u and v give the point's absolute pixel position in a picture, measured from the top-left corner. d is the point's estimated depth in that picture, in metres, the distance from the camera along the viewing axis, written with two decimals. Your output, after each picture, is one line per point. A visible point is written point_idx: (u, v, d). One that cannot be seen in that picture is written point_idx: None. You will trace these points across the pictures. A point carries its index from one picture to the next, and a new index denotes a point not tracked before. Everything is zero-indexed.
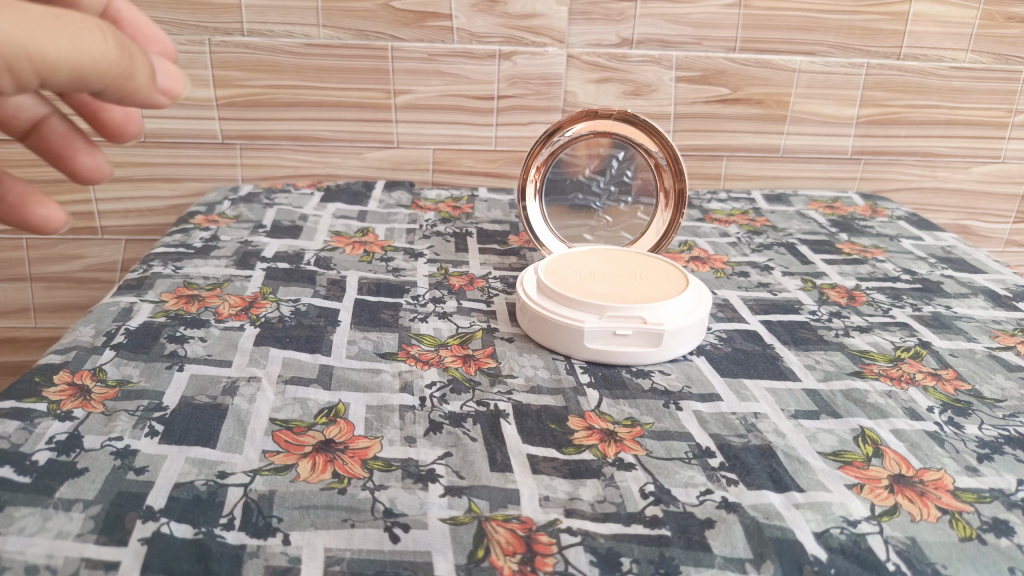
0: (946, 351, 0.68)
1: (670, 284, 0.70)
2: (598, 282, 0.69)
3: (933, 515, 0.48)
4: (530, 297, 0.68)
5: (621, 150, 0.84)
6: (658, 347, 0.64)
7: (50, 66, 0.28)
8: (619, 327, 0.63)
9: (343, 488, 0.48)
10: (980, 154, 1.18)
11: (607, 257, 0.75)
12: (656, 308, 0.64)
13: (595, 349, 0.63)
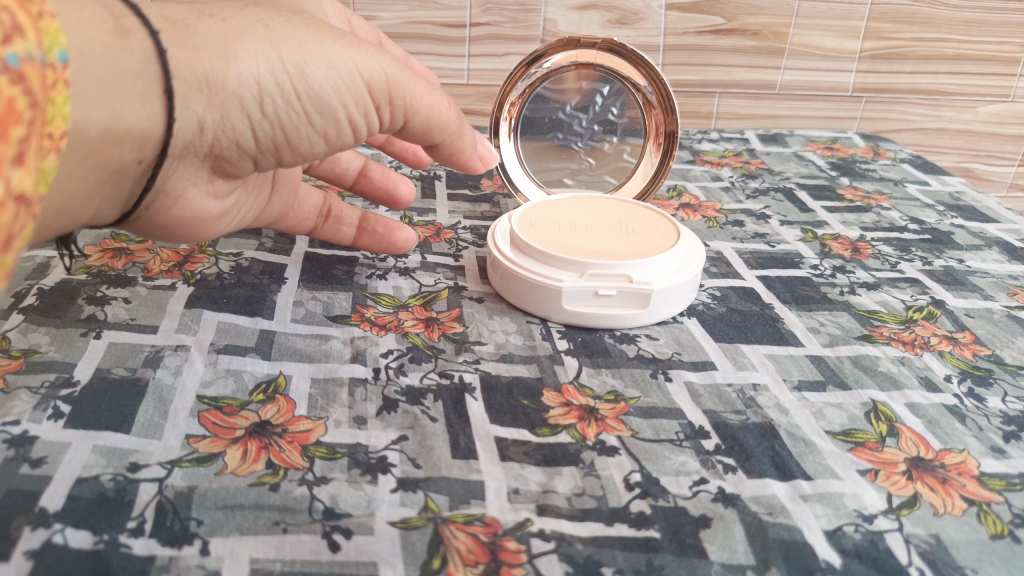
0: (962, 311, 0.62)
1: (659, 236, 0.63)
2: (579, 234, 0.62)
3: (958, 507, 0.42)
4: (501, 251, 0.60)
5: (606, 85, 0.75)
6: (646, 309, 0.57)
7: (414, 106, 0.52)
8: (601, 287, 0.56)
9: (276, 483, 0.41)
10: (988, 91, 1.10)
11: (587, 205, 0.68)
12: (644, 265, 0.57)
13: (575, 312, 0.56)
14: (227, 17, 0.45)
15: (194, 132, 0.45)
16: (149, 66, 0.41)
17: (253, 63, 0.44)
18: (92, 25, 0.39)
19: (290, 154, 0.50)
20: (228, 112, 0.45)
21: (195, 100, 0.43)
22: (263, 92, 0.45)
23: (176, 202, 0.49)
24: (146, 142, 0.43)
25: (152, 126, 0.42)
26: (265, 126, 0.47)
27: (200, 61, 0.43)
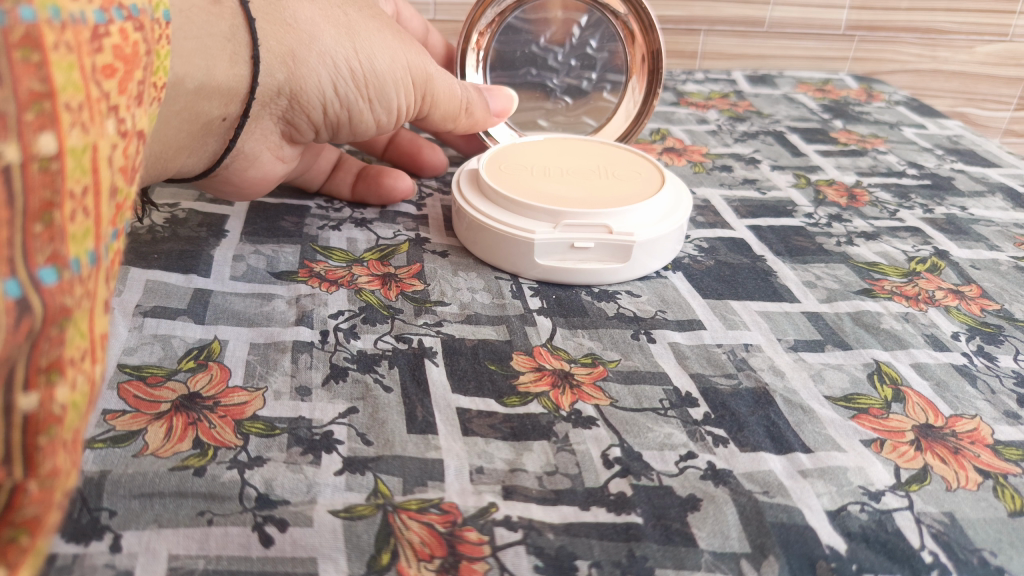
0: (967, 262, 0.57)
1: (642, 181, 0.57)
2: (553, 179, 0.56)
3: (972, 481, 0.38)
4: (467, 199, 0.54)
5: (585, 15, 0.69)
6: (627, 263, 0.51)
7: (439, 101, 0.57)
8: (578, 239, 0.50)
9: (203, 466, 0.35)
10: (986, 30, 1.04)
11: (563, 147, 0.62)
12: (625, 213, 0.51)
13: (549, 267, 0.51)
14: None
15: (270, 97, 0.49)
16: (238, 32, 0.45)
17: (330, 44, 0.49)
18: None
19: (345, 127, 0.55)
20: (301, 82, 0.49)
21: (275, 68, 0.48)
22: (335, 68, 0.50)
23: (253, 163, 0.53)
24: (231, 101, 0.47)
25: (237, 89, 0.46)
26: (331, 100, 0.52)
27: (284, 35, 0.47)
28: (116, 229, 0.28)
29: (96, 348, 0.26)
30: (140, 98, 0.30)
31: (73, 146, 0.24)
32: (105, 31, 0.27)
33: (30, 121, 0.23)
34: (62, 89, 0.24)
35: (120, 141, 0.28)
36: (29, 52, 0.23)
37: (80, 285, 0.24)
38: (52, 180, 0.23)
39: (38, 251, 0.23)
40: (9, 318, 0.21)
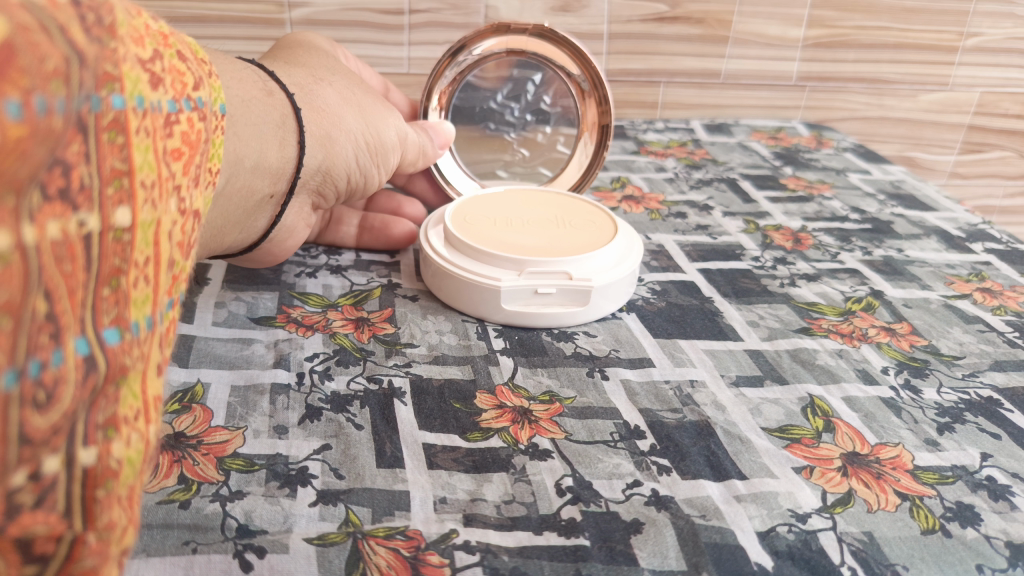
0: (900, 301, 0.62)
1: (596, 230, 0.61)
2: (514, 229, 0.60)
3: (891, 503, 0.42)
4: (434, 248, 0.58)
5: (537, 73, 0.74)
6: (585, 306, 0.55)
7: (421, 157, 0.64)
8: (541, 285, 0.54)
9: (186, 500, 0.38)
10: (928, 79, 1.11)
11: (524, 198, 0.66)
12: (582, 261, 0.55)
13: (513, 311, 0.55)
14: (329, 81, 0.55)
15: (309, 176, 0.54)
16: (287, 120, 0.49)
17: (353, 123, 0.55)
18: (249, 84, 0.47)
19: (356, 194, 0.60)
20: (334, 159, 0.55)
21: (315, 150, 0.53)
22: (358, 143, 0.56)
23: (292, 235, 0.57)
24: (279, 182, 0.51)
25: (285, 170, 0.51)
26: (353, 172, 0.57)
27: (320, 120, 0.53)
28: (171, 298, 0.33)
29: (149, 410, 0.30)
30: (193, 181, 0.36)
31: (142, 220, 0.30)
32: (175, 119, 0.33)
33: (112, 195, 0.28)
34: (140, 168, 0.30)
35: (179, 217, 0.34)
36: (115, 134, 0.28)
37: (138, 348, 0.29)
38: (123, 249, 0.28)
39: (106, 313, 0.27)
40: (79, 374, 0.26)
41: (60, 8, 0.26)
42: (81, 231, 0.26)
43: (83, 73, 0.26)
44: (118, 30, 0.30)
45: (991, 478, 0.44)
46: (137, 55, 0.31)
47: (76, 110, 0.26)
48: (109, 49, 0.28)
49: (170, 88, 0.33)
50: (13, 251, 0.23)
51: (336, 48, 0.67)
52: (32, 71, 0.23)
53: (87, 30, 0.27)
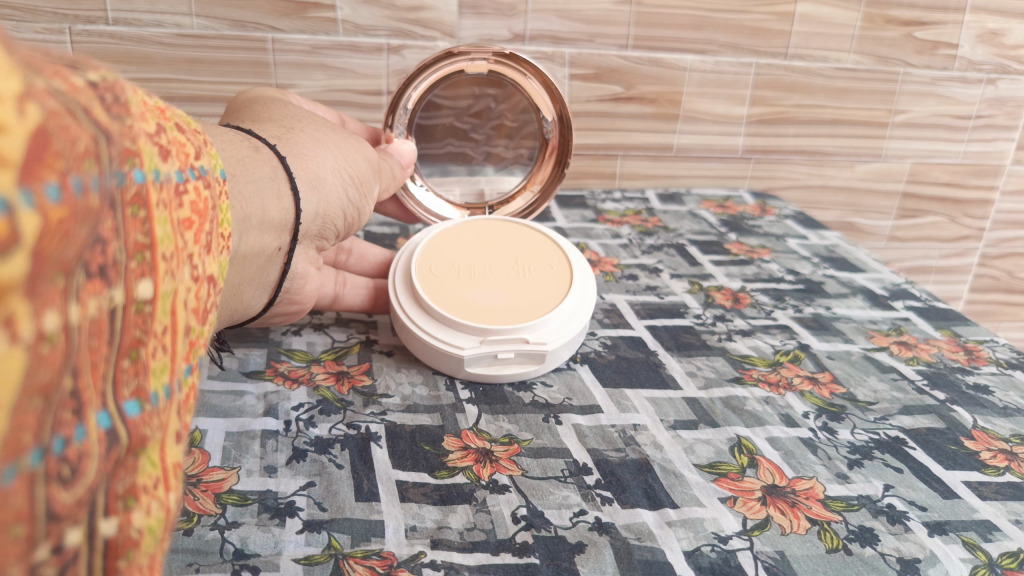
0: (824, 353, 0.69)
1: (554, 277, 0.67)
2: (478, 283, 0.66)
3: (803, 526, 0.48)
4: (404, 308, 0.63)
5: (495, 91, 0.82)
6: (542, 363, 0.61)
7: (391, 180, 0.68)
8: (500, 351, 0.60)
9: (189, 528, 0.44)
10: (863, 152, 1.22)
11: (485, 240, 0.71)
12: (537, 325, 0.61)
13: (477, 373, 0.60)
14: (301, 128, 0.58)
15: (310, 224, 0.57)
16: (278, 172, 0.52)
17: (335, 163, 0.58)
18: (237, 144, 0.50)
19: (352, 231, 0.63)
20: (329, 202, 0.57)
21: (310, 195, 0.55)
22: (344, 182, 0.59)
23: (307, 280, 0.60)
24: (283, 233, 0.53)
25: (286, 221, 0.53)
26: (347, 209, 0.60)
27: (306, 165, 0.55)
28: (188, 364, 0.35)
29: (168, 476, 0.31)
30: (206, 246, 0.38)
31: (162, 292, 0.31)
32: (184, 188, 0.36)
33: (135, 269, 0.29)
34: (160, 240, 0.32)
35: (191, 284, 0.36)
36: (138, 208, 0.30)
37: (156, 418, 0.30)
38: (143, 320, 0.30)
39: (126, 385, 0.29)
40: (102, 447, 0.26)
41: (79, 89, 0.26)
42: (108, 307, 0.27)
43: (111, 149, 0.26)
44: (132, 107, 0.31)
45: (891, 505, 0.51)
46: (145, 130, 0.33)
47: (109, 185, 0.26)
48: (128, 125, 0.29)
49: (177, 159, 0.35)
50: (58, 332, 0.23)
51: (291, 96, 0.69)
52: (67, 152, 0.23)
53: (109, 108, 0.27)
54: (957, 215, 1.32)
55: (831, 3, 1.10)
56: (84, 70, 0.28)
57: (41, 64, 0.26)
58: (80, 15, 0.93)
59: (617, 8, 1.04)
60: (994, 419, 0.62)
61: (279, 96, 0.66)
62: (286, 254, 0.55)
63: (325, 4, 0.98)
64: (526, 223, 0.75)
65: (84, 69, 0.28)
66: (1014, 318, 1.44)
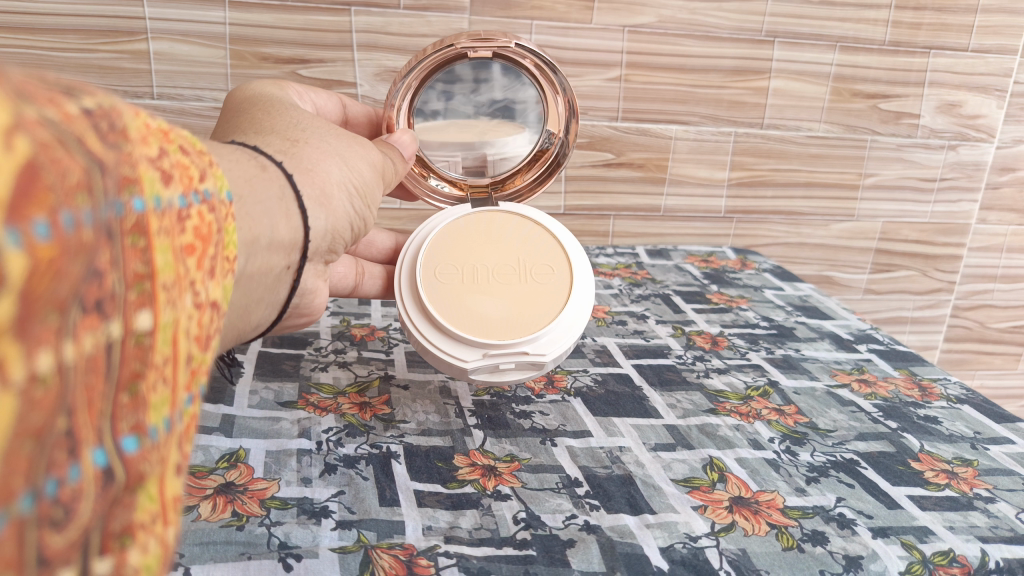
0: (791, 389, 0.78)
1: (554, 282, 0.70)
2: (480, 288, 0.68)
3: (763, 529, 0.56)
4: (409, 312, 0.66)
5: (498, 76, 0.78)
6: (541, 370, 0.64)
7: (392, 178, 0.65)
8: (502, 362, 0.63)
9: (241, 525, 0.52)
10: (836, 212, 1.34)
11: (489, 233, 0.73)
12: (538, 338, 0.64)
13: (481, 380, 0.64)
14: (303, 139, 0.54)
15: (318, 241, 0.53)
16: (284, 190, 0.48)
17: (339, 175, 0.55)
18: (244, 162, 0.45)
19: (356, 238, 0.61)
20: (335, 216, 0.54)
21: (317, 212, 0.52)
22: (348, 194, 0.56)
23: (314, 293, 0.59)
24: (292, 251, 0.49)
25: (295, 240, 0.49)
26: (351, 220, 0.57)
27: (312, 180, 0.52)
28: (189, 393, 0.30)
29: (167, 511, 0.27)
30: (212, 272, 0.33)
31: (164, 322, 0.27)
32: (188, 214, 0.30)
33: (134, 300, 0.25)
34: (162, 270, 0.27)
35: (195, 312, 0.31)
36: (138, 237, 0.26)
37: (156, 452, 0.27)
38: (143, 353, 0.26)
39: (124, 420, 0.25)
40: (98, 486, 0.24)
41: (74, 119, 0.24)
42: (103, 342, 0.24)
43: (105, 182, 0.24)
44: (129, 132, 0.27)
45: (842, 513, 0.59)
46: (147, 154, 0.28)
47: (102, 221, 0.23)
48: (126, 152, 0.26)
49: (180, 184, 0.30)
50: (52, 373, 0.21)
51: (285, 88, 0.64)
52: (58, 188, 0.21)
53: (103, 137, 0.25)
54: (928, 269, 1.42)
55: (802, 79, 1.23)
56: (79, 96, 0.25)
57: (35, 91, 0.23)
58: (129, 90, 1.05)
59: (607, 84, 1.17)
60: (939, 444, 0.70)
61: (270, 91, 0.61)
62: (295, 271, 0.51)
63: (348, 80, 1.11)
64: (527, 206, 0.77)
65: (79, 97, 0.25)
66: (988, 366, 1.54)
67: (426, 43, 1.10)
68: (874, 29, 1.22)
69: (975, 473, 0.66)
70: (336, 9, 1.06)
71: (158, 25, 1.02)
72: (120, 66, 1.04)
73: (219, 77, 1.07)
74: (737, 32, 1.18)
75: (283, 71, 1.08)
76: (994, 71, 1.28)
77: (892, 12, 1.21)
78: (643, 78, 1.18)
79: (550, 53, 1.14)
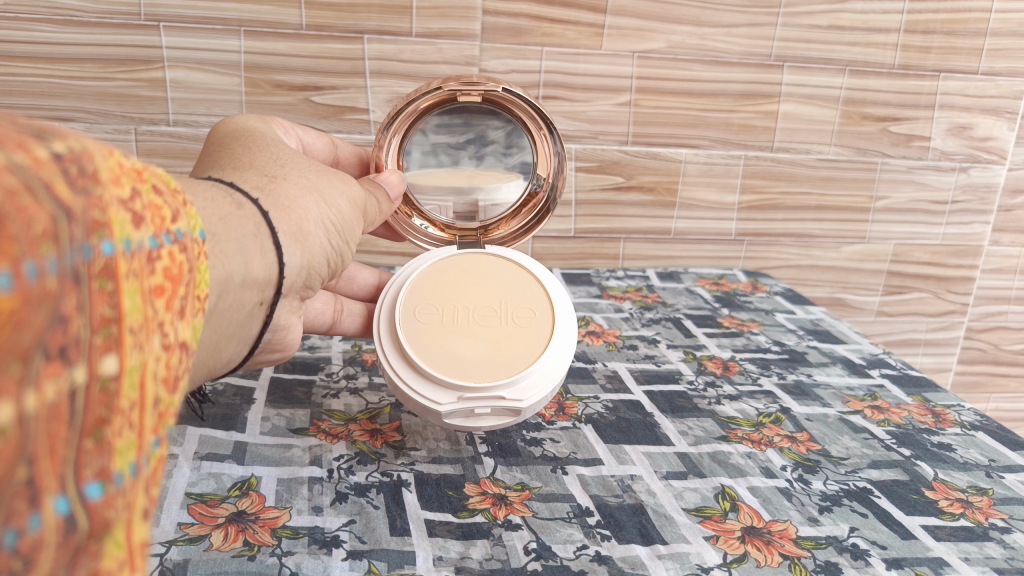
0: (803, 415, 0.77)
1: (535, 325, 0.68)
2: (458, 330, 0.67)
3: (776, 561, 0.55)
4: (385, 354, 0.65)
5: (491, 123, 0.79)
6: (520, 417, 0.62)
7: (374, 218, 0.66)
8: (477, 407, 0.61)
9: (252, 554, 0.52)
10: (847, 235, 1.34)
11: (472, 279, 0.72)
12: (516, 382, 0.62)
13: (456, 424, 0.62)
14: (283, 175, 0.55)
15: (291, 279, 0.54)
16: (260, 228, 0.49)
17: (319, 211, 0.56)
18: (220, 200, 0.46)
19: (336, 274, 0.61)
20: (311, 252, 0.55)
21: (293, 249, 0.52)
22: (327, 230, 0.56)
23: (288, 330, 0.59)
24: (266, 287, 0.50)
25: (269, 277, 0.50)
26: (330, 256, 0.58)
27: (290, 217, 0.52)
28: (156, 436, 0.30)
29: (134, 558, 0.27)
30: (180, 313, 0.33)
31: (129, 366, 0.27)
32: (157, 255, 0.31)
33: (99, 344, 0.26)
34: (129, 313, 0.28)
35: (162, 353, 0.31)
36: (106, 280, 0.26)
37: (122, 498, 0.27)
38: (108, 399, 0.26)
39: (88, 466, 0.25)
40: (60, 535, 0.24)
41: (44, 163, 0.25)
42: (67, 389, 0.24)
43: (73, 228, 0.25)
44: (100, 174, 0.28)
45: (855, 543, 0.58)
46: (117, 195, 0.29)
47: (69, 266, 0.24)
48: (95, 196, 0.27)
49: (151, 224, 0.31)
50: (12, 424, 0.22)
51: (271, 122, 0.65)
52: (21, 236, 0.22)
53: (73, 182, 0.26)
54: (940, 291, 1.42)
55: (811, 103, 1.24)
56: (50, 140, 0.26)
57: (4, 134, 0.24)
58: (146, 117, 1.06)
59: (617, 109, 1.18)
60: (953, 472, 0.69)
61: (261, 126, 0.62)
62: (268, 306, 0.52)
63: (361, 107, 1.12)
64: (513, 253, 0.77)
65: (50, 140, 0.26)
66: (1003, 388, 1.53)
67: (438, 69, 1.11)
68: (884, 53, 1.22)
69: (990, 502, 0.65)
70: (349, 37, 1.08)
71: (175, 54, 1.04)
72: (137, 94, 1.05)
73: (233, 104, 1.08)
74: (747, 57, 1.19)
75: (297, 98, 1.10)
76: (1004, 94, 1.28)
77: (902, 36, 1.22)
78: (653, 102, 1.19)
79: (561, 79, 1.15)
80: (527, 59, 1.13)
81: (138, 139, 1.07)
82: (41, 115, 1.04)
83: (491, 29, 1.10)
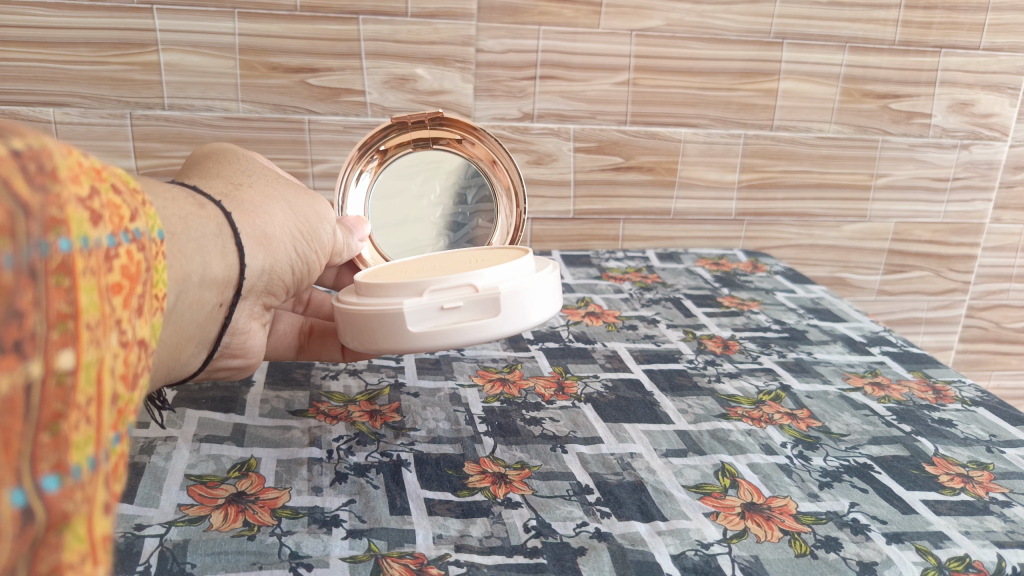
0: (804, 392, 0.77)
1: (504, 258, 0.67)
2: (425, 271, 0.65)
3: (775, 536, 0.55)
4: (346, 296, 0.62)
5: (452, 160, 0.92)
6: (499, 315, 0.57)
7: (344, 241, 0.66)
8: (446, 300, 0.57)
9: (252, 534, 0.52)
10: (848, 213, 1.33)
11: (438, 257, 0.72)
12: (487, 274, 0.59)
13: (423, 329, 0.57)
14: (249, 183, 0.55)
15: (252, 283, 0.53)
16: (222, 229, 0.49)
17: (284, 218, 0.55)
18: (183, 201, 0.47)
19: (303, 284, 0.60)
20: (275, 255, 0.54)
21: (255, 251, 0.52)
22: (292, 236, 0.56)
23: (251, 335, 0.58)
24: (226, 289, 0.50)
25: (230, 278, 0.50)
26: (295, 264, 0.57)
27: (254, 221, 0.52)
28: (116, 432, 0.30)
29: (97, 551, 0.27)
30: (138, 311, 0.33)
31: (86, 361, 0.27)
32: (115, 252, 0.31)
33: (56, 339, 0.26)
34: (86, 309, 0.27)
35: (120, 351, 0.31)
36: (63, 277, 0.26)
37: (81, 491, 0.26)
38: (64, 394, 0.26)
39: (43, 460, 0.25)
40: (15, 527, 0.24)
41: (3, 160, 0.24)
42: (21, 383, 0.24)
43: (30, 224, 0.25)
44: (60, 172, 0.27)
45: (855, 518, 0.58)
46: (76, 193, 0.28)
47: (26, 262, 0.24)
48: (55, 194, 0.26)
49: (109, 223, 0.31)
50: None
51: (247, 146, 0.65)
52: None
53: (31, 178, 0.25)
54: (941, 269, 1.42)
55: (811, 81, 1.23)
56: (9, 137, 0.25)
57: None
58: (141, 102, 1.06)
59: (616, 89, 1.17)
60: (954, 447, 0.69)
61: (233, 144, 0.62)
62: (228, 308, 0.52)
63: (357, 89, 1.11)
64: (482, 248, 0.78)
65: (8, 137, 0.26)
66: (1004, 366, 1.52)
67: (435, 50, 1.11)
68: (884, 29, 1.22)
69: (990, 476, 0.65)
70: (345, 18, 1.07)
71: (169, 36, 1.03)
72: (132, 78, 1.04)
73: (229, 87, 1.08)
74: (746, 34, 1.18)
75: (293, 81, 1.09)
76: (1006, 70, 1.28)
77: (902, 11, 1.21)
78: (652, 81, 1.18)
79: (559, 58, 1.14)
80: (524, 39, 1.12)
81: (133, 124, 1.06)
82: (36, 100, 1.03)
83: (488, 8, 1.10)
